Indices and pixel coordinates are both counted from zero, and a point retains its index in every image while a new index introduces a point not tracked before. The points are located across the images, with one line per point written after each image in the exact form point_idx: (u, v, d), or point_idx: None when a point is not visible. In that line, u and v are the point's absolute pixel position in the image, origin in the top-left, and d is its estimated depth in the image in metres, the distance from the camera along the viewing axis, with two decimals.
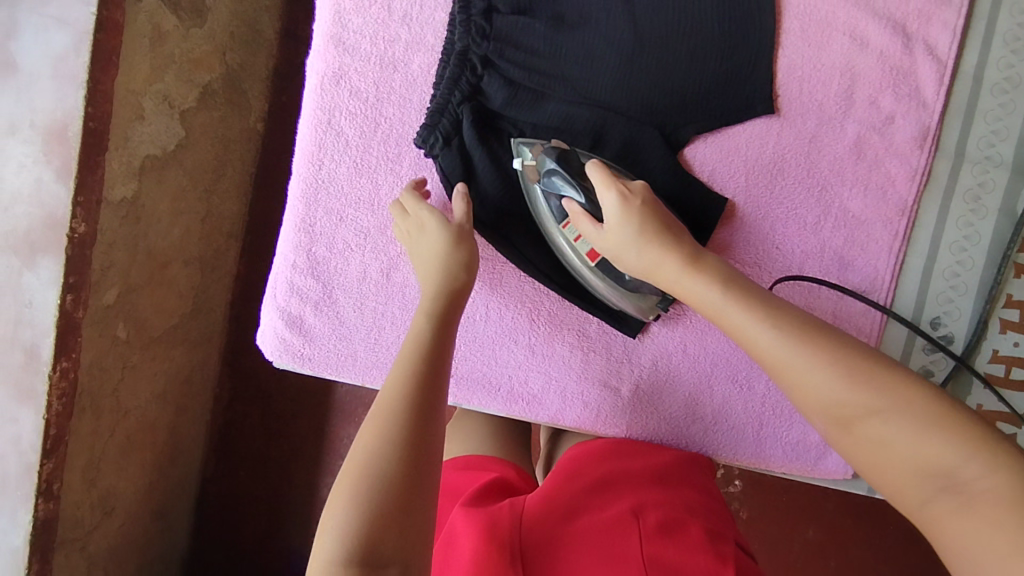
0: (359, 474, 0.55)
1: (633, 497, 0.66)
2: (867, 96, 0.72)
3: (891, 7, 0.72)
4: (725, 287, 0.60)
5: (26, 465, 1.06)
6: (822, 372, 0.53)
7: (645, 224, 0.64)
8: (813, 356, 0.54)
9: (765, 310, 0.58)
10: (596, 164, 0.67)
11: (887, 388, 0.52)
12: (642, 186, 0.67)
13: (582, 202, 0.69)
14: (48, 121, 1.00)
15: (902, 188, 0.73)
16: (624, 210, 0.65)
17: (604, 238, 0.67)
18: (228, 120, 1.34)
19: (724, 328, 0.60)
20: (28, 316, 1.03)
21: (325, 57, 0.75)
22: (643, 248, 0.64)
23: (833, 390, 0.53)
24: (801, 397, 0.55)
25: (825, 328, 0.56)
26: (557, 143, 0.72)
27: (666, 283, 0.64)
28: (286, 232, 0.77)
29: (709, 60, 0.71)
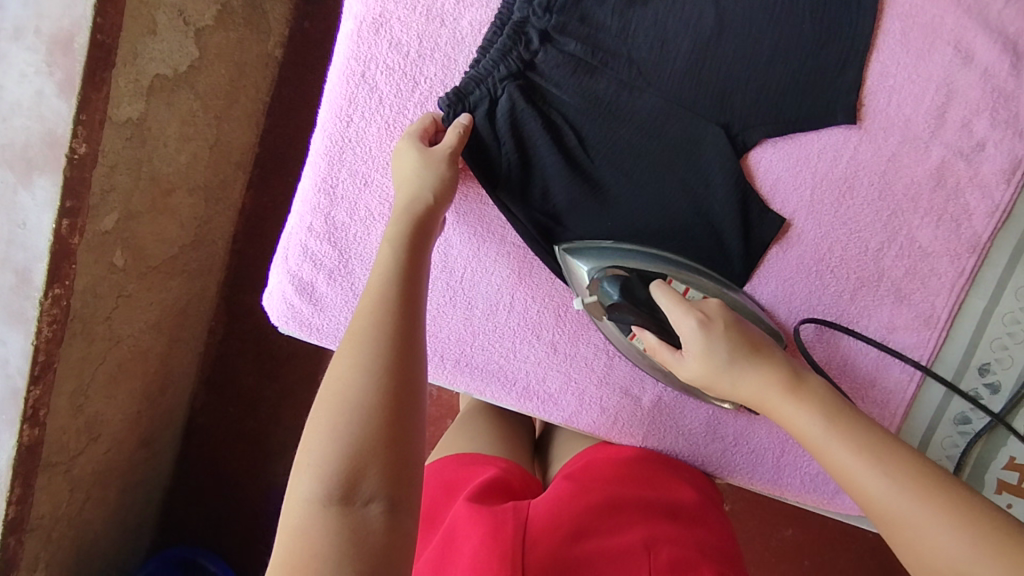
0: (327, 434, 0.50)
1: (646, 528, 0.61)
2: (961, 117, 0.65)
3: (1005, 20, 0.64)
4: (830, 418, 0.54)
5: (13, 389, 1.02)
6: (942, 532, 0.47)
7: (733, 354, 0.59)
8: (929, 516, 0.48)
9: (874, 452, 0.52)
10: (661, 287, 0.63)
11: (1018, 566, 0.44)
12: (717, 303, 0.61)
13: (656, 333, 0.64)
14: (53, 29, 0.93)
15: (978, 223, 0.67)
16: (705, 344, 0.59)
17: (687, 369, 0.61)
18: (245, 43, 1.24)
19: (825, 464, 0.54)
20: (21, 237, 0.98)
21: (366, 2, 0.68)
22: (736, 382, 0.59)
23: (954, 554, 0.46)
24: (913, 558, 0.48)
25: (946, 479, 0.50)
26: (614, 270, 0.66)
27: (766, 408, 0.58)
28: (305, 191, 0.71)
29: (794, 57, 0.64)
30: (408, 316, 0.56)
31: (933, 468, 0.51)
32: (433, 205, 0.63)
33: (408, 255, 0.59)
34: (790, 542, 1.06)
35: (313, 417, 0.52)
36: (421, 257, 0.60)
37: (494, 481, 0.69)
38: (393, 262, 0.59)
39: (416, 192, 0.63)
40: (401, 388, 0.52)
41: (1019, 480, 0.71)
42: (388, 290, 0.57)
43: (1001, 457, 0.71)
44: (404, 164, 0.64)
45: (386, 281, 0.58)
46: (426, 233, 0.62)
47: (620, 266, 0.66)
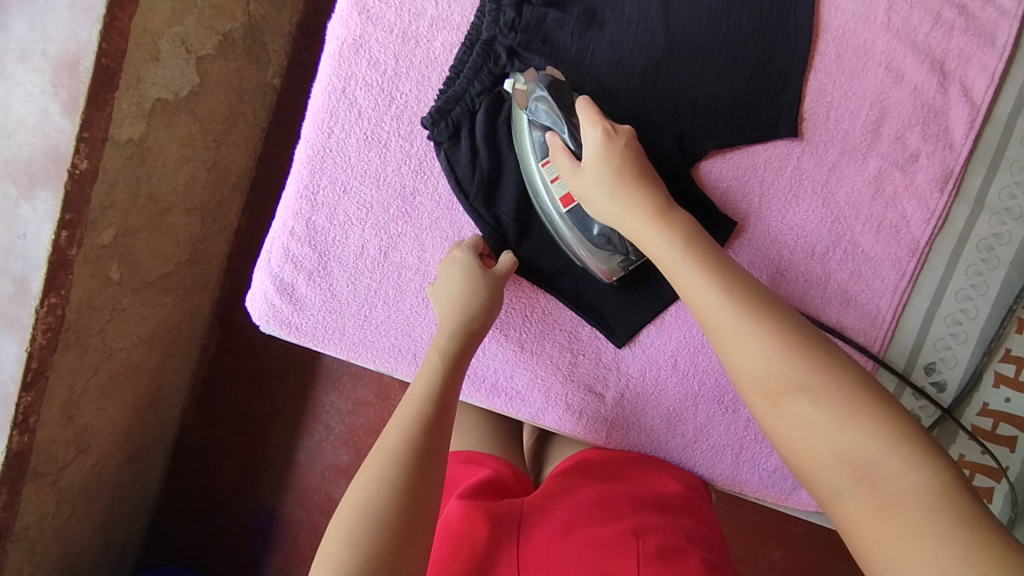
0: (347, 533, 0.54)
1: (635, 519, 0.64)
2: (895, 131, 0.71)
3: (932, 43, 0.70)
4: (686, 244, 0.59)
5: (4, 397, 1.04)
6: (763, 342, 0.53)
7: (621, 168, 0.64)
8: (757, 327, 0.54)
9: (721, 275, 0.57)
10: (586, 101, 0.66)
11: (821, 370, 0.51)
12: (630, 130, 0.66)
13: (566, 140, 0.67)
14: (60, 53, 0.98)
15: (916, 229, 0.72)
16: (605, 147, 0.64)
17: (579, 177, 0.66)
18: (245, 72, 1.31)
19: (676, 286, 0.59)
20: (20, 248, 1.01)
21: (347, 24, 0.73)
22: (615, 192, 0.64)
23: (770, 362, 0.53)
24: (736, 366, 0.55)
25: (776, 301, 0.56)
26: (552, 71, 0.69)
27: (631, 233, 0.64)
28: (288, 198, 0.76)
29: (738, 76, 0.70)
30: (433, 432, 0.61)
31: (766, 291, 0.56)
32: (483, 324, 0.69)
33: (444, 375, 0.65)
34: (778, 564, 1.06)
35: (338, 518, 0.56)
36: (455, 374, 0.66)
37: (489, 479, 0.72)
38: (430, 378, 0.65)
39: (466, 307, 0.68)
40: (416, 497, 0.56)
41: (970, 477, 0.76)
42: (422, 406, 0.63)
43: (951, 455, 0.76)
44: (456, 279, 0.69)
45: (421, 396, 0.63)
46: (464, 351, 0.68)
47: (558, 71, 0.70)
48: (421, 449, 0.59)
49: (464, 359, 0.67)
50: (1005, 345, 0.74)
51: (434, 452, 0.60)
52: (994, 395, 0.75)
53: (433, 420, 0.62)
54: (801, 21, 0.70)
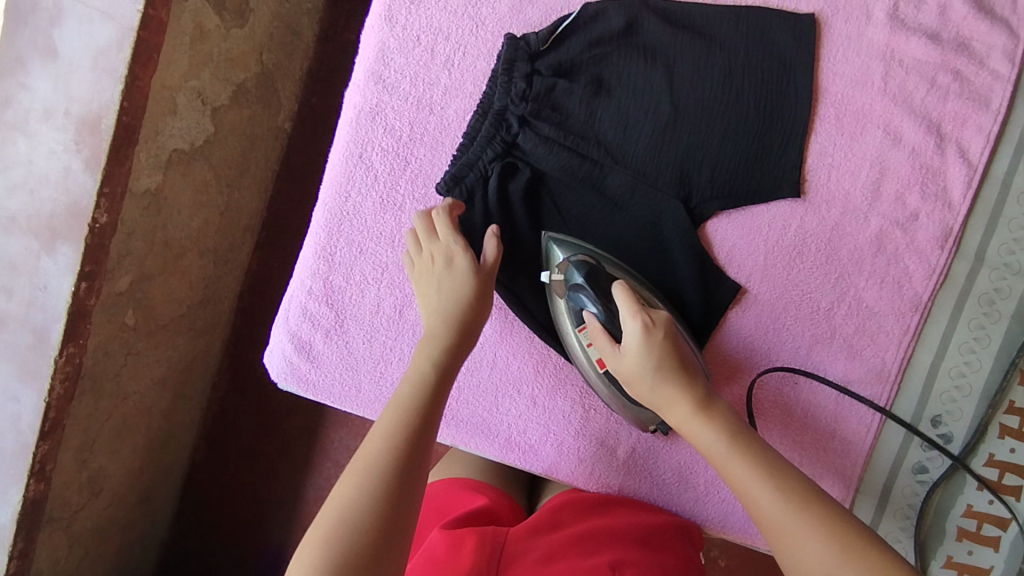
0: (326, 534, 0.53)
1: (613, 553, 0.66)
2: (894, 190, 0.73)
3: (928, 106, 0.73)
4: (733, 441, 0.59)
5: (22, 445, 1.06)
6: (823, 549, 0.52)
7: (662, 361, 0.63)
8: (812, 530, 0.53)
9: (772, 474, 0.56)
10: (620, 283, 0.67)
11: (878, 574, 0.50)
12: (666, 318, 0.66)
13: (600, 316, 0.69)
14: (83, 112, 1.01)
15: (918, 285, 0.74)
16: (644, 340, 0.64)
17: (620, 361, 0.66)
18: (257, 118, 1.34)
19: (727, 482, 0.58)
20: (41, 300, 1.04)
21: (364, 93, 0.76)
22: (658, 382, 0.63)
23: (831, 572, 0.51)
24: (795, 571, 0.53)
25: (824, 501, 0.55)
26: (584, 255, 0.72)
27: (676, 422, 0.62)
28: (306, 257, 0.78)
29: (741, 140, 0.72)
30: (420, 442, 0.59)
31: (815, 489, 0.56)
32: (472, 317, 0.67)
33: (434, 380, 0.63)
34: None
35: (319, 518, 0.55)
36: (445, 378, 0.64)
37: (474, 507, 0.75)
38: (420, 382, 0.63)
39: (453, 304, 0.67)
40: (393, 513, 0.55)
41: (977, 527, 0.77)
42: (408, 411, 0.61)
43: (959, 503, 0.77)
44: (449, 275, 0.68)
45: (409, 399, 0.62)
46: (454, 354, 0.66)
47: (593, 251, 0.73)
48: (403, 457, 0.58)
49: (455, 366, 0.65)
50: (1008, 397, 0.75)
51: (419, 460, 0.58)
52: (999, 445, 0.76)
53: (418, 427, 0.60)
54: (801, 86, 0.73)
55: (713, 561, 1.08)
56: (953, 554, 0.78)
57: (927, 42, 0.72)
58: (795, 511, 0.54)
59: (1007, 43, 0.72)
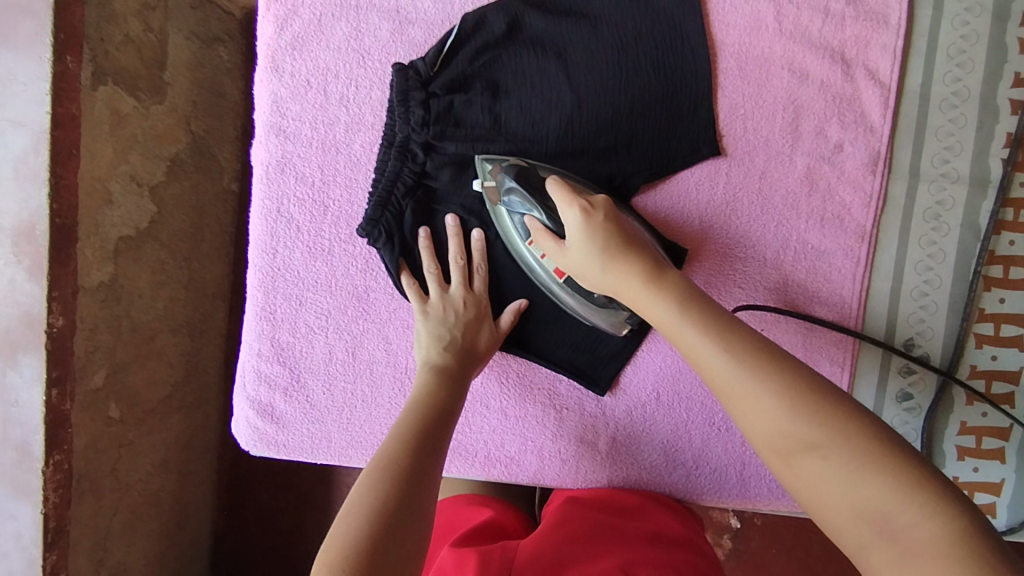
0: (359, 511, 0.52)
1: (625, 555, 0.62)
2: (814, 126, 0.72)
3: (828, 36, 0.71)
4: (683, 304, 0.55)
5: (29, 560, 1.03)
6: (769, 401, 0.47)
7: (607, 241, 0.61)
8: (757, 382, 0.48)
9: (720, 331, 0.52)
10: (556, 181, 0.65)
11: (830, 421, 0.45)
12: (605, 200, 0.64)
13: (544, 221, 0.67)
14: (14, 223, 0.98)
15: (858, 215, 0.72)
16: (586, 224, 0.62)
17: (568, 257, 0.64)
18: (199, 187, 1.33)
19: (676, 345, 0.55)
20: (16, 416, 1.01)
21: (268, 148, 0.75)
22: (607, 264, 0.61)
23: (776, 420, 0.46)
24: (744, 424, 0.49)
25: (781, 355, 0.50)
26: (517, 160, 0.70)
27: (630, 299, 0.60)
28: (249, 322, 0.78)
29: (649, 109, 0.71)
30: (437, 431, 0.62)
31: (774, 348, 0.50)
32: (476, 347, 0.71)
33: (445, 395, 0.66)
34: (829, 545, 1.05)
35: (345, 509, 0.54)
36: (455, 392, 0.67)
37: (482, 522, 0.73)
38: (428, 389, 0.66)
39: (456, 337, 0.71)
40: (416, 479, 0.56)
41: (977, 443, 0.75)
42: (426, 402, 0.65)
43: (953, 423, 0.75)
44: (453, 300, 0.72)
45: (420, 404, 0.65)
46: (461, 375, 0.69)
47: (522, 159, 0.71)
48: (428, 438, 0.61)
49: (465, 377, 0.69)
50: (978, 306, 0.73)
51: (439, 442, 0.62)
52: (980, 355, 0.74)
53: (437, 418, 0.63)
54: (696, 45, 0.71)
55: (748, 523, 1.07)
56: (959, 475, 0.75)
57: None
58: (744, 369, 0.49)
59: None
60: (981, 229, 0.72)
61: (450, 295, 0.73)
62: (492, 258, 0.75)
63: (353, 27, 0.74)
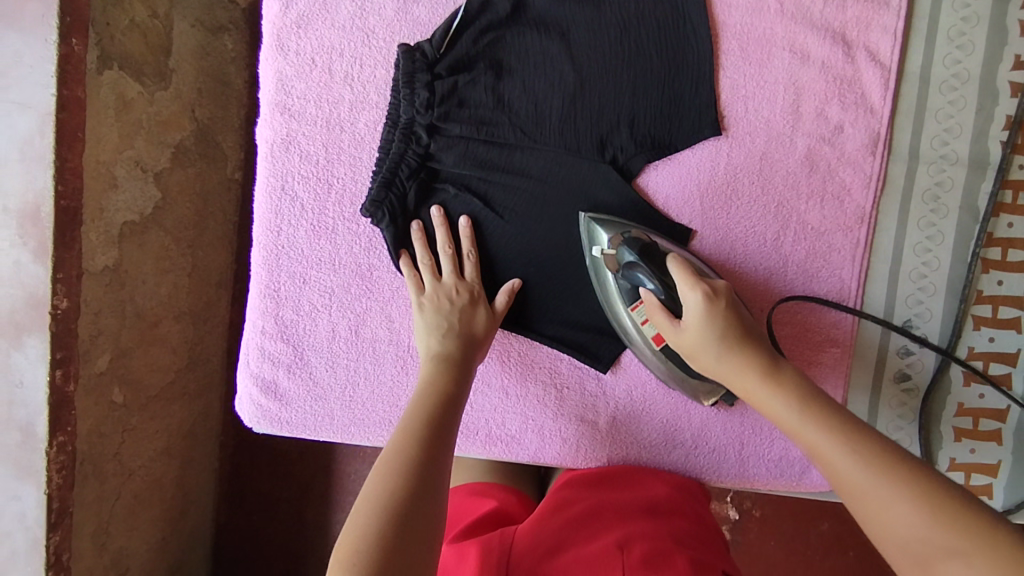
0: (369, 512, 0.54)
1: (621, 530, 0.63)
2: (814, 108, 0.72)
3: (829, 18, 0.72)
4: (805, 403, 0.57)
5: (32, 541, 1.03)
6: (901, 504, 0.48)
7: (726, 329, 0.62)
8: (887, 486, 0.50)
9: (846, 434, 0.54)
10: (677, 260, 0.67)
11: (965, 529, 0.45)
12: (727, 289, 0.65)
13: (659, 294, 0.67)
14: (20, 205, 0.98)
15: (858, 196, 0.73)
16: (706, 309, 0.63)
17: (680, 334, 0.65)
18: (204, 175, 1.33)
19: (802, 448, 0.56)
20: (20, 396, 1.01)
21: (273, 126, 0.76)
22: (723, 353, 0.62)
23: (910, 525, 0.47)
24: (877, 530, 0.50)
25: (910, 461, 0.51)
26: (638, 233, 0.70)
27: (745, 391, 0.61)
28: (253, 299, 0.78)
29: (650, 91, 0.72)
30: (441, 420, 0.63)
31: (904, 455, 0.52)
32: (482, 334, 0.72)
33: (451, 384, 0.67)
34: (829, 535, 1.05)
35: (358, 508, 0.56)
36: (461, 379, 0.68)
37: (480, 516, 0.73)
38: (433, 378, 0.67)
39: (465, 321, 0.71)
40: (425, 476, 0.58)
41: (974, 424, 0.75)
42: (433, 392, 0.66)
43: (950, 404, 0.76)
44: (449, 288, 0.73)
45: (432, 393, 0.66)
46: (465, 362, 0.70)
47: (643, 232, 0.71)
48: (433, 429, 0.62)
49: (470, 362, 0.70)
50: (976, 288, 0.74)
51: (446, 432, 0.63)
52: (978, 337, 0.74)
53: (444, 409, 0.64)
54: (698, 27, 0.72)
55: (746, 515, 1.07)
56: (956, 456, 0.76)
57: None
58: (874, 470, 0.51)
59: None
60: (979, 211, 0.73)
61: (444, 283, 0.73)
62: (494, 237, 0.75)
63: (358, 6, 0.75)
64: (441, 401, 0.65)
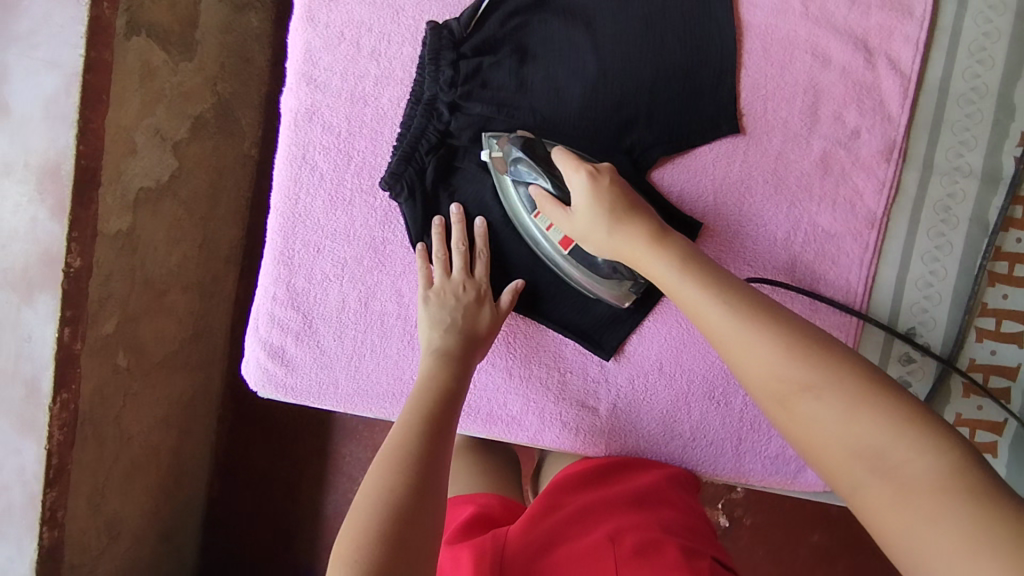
0: (370, 507, 0.55)
1: (611, 523, 0.64)
2: (832, 111, 0.73)
3: (852, 24, 0.73)
4: (683, 262, 0.60)
5: (30, 496, 1.03)
6: (767, 347, 0.52)
7: (615, 204, 0.65)
8: (755, 333, 0.53)
9: (718, 287, 0.57)
10: (562, 151, 0.68)
11: (822, 366, 0.50)
12: (610, 168, 0.67)
13: (549, 189, 0.69)
14: (41, 161, 0.99)
15: (870, 201, 0.74)
16: (592, 189, 0.65)
17: (574, 221, 0.67)
18: (221, 148, 1.33)
19: (679, 304, 0.59)
20: (28, 350, 1.01)
21: (298, 96, 0.77)
22: (613, 229, 0.65)
23: (774, 365, 0.51)
24: (743, 372, 0.53)
25: (775, 309, 0.55)
26: (523, 133, 0.72)
27: (633, 261, 0.64)
28: (267, 266, 0.79)
29: (671, 84, 0.73)
30: (442, 417, 0.65)
31: (769, 303, 0.55)
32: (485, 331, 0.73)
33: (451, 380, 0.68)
34: (819, 547, 1.06)
35: (359, 501, 0.56)
36: (461, 373, 0.69)
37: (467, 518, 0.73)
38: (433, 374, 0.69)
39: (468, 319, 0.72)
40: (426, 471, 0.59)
41: (970, 435, 0.76)
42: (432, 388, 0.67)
43: (948, 414, 0.76)
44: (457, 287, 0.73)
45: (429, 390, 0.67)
46: (465, 357, 0.71)
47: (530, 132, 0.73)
48: (433, 425, 0.63)
49: (471, 361, 0.71)
50: (982, 300, 0.74)
51: (445, 427, 0.64)
52: (980, 349, 0.75)
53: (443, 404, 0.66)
54: (723, 24, 0.73)
55: (737, 522, 1.08)
56: None
57: None
58: (746, 323, 0.54)
59: None
60: (989, 224, 0.74)
61: (451, 279, 0.74)
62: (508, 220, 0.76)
63: None
64: (440, 397, 0.66)
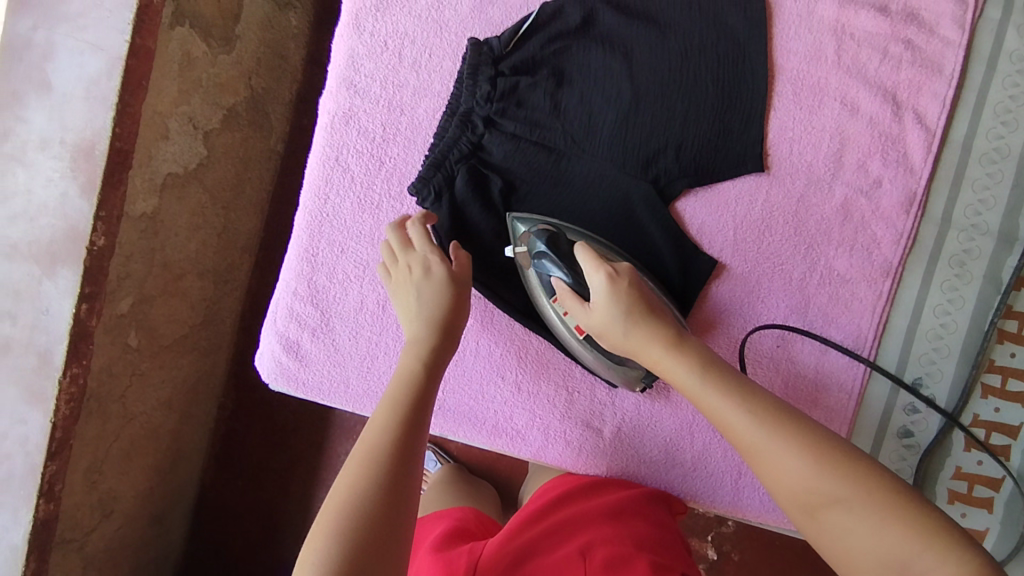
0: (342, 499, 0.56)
1: (584, 537, 0.65)
2: (857, 159, 0.75)
3: (882, 76, 0.75)
4: (703, 369, 0.60)
5: (31, 466, 1.03)
6: (795, 459, 0.54)
7: (632, 305, 0.65)
8: (782, 444, 0.54)
9: (741, 394, 0.57)
10: (582, 245, 0.69)
11: (846, 475, 0.52)
12: (628, 266, 0.67)
13: (567, 280, 0.70)
14: (77, 139, 1.00)
15: (887, 250, 0.75)
16: (610, 290, 0.65)
17: (591, 316, 0.67)
18: (249, 141, 1.35)
19: (702, 411, 0.60)
20: (43, 323, 1.02)
21: (337, 99, 0.80)
22: (630, 328, 0.64)
23: (803, 477, 0.53)
24: (772, 482, 0.55)
25: (795, 415, 0.56)
26: (546, 224, 0.74)
27: (651, 362, 0.64)
28: (290, 260, 0.81)
29: (701, 119, 0.74)
30: (424, 401, 0.64)
31: (788, 409, 0.57)
32: (462, 302, 0.69)
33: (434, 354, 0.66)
34: None
35: (336, 490, 0.57)
36: (443, 350, 0.67)
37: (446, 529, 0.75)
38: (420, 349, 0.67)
39: (443, 287, 0.69)
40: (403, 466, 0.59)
41: (968, 490, 0.77)
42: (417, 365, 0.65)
43: (948, 467, 0.77)
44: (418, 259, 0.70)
45: (400, 397, 0.63)
46: (448, 333, 0.68)
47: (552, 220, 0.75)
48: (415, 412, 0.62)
49: (454, 334, 0.68)
50: (989, 356, 0.75)
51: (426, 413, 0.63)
52: (984, 406, 0.76)
53: (427, 386, 0.65)
54: (756, 67, 0.75)
55: (725, 557, 1.08)
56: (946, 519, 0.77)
57: (875, 15, 0.75)
58: (771, 431, 0.55)
59: (955, 10, 0.74)
60: (1001, 283, 0.75)
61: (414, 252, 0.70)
62: None
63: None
64: (424, 377, 0.65)
